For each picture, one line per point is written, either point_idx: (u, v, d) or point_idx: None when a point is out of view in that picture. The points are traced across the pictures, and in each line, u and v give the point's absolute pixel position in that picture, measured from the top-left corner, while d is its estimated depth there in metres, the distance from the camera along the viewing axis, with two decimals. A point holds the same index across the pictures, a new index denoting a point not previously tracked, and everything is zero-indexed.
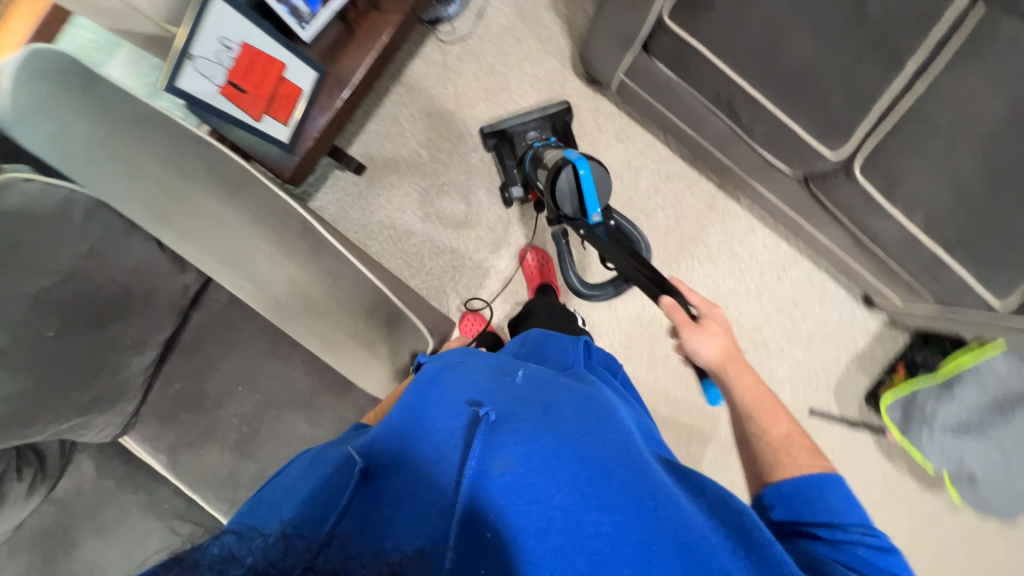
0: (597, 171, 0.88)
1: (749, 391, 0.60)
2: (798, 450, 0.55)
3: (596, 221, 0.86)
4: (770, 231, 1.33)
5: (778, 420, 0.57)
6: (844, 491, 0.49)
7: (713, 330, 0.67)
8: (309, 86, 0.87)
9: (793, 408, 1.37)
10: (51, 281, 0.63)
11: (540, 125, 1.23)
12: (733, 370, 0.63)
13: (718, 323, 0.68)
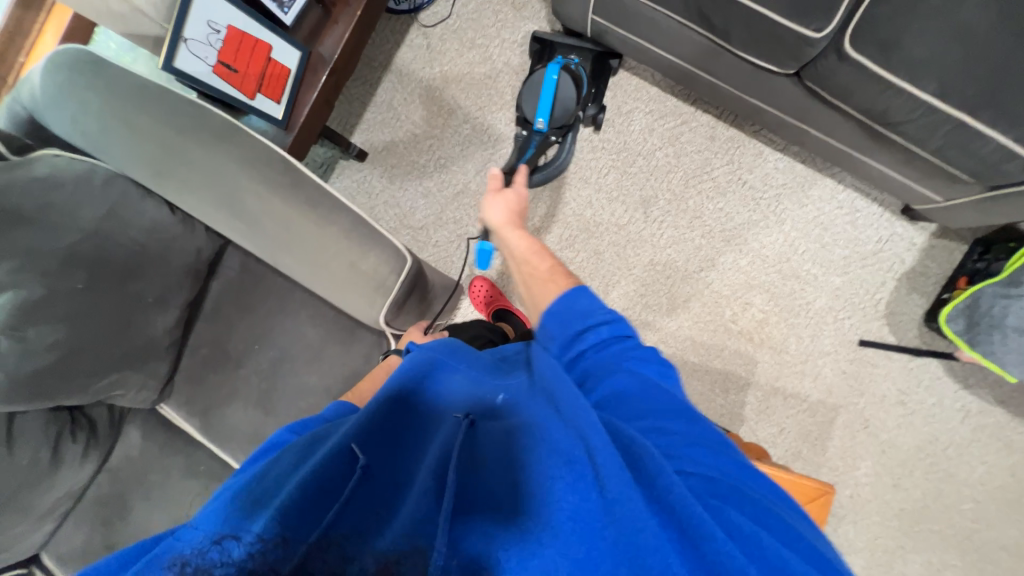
0: (562, 92, 1.18)
1: (519, 241, 0.75)
2: (547, 273, 0.67)
3: (540, 127, 1.18)
4: (782, 154, 1.26)
5: (546, 283, 0.65)
6: (577, 290, 0.58)
7: (495, 205, 0.82)
8: (296, 65, 0.96)
9: (840, 341, 1.25)
10: (79, 237, 0.72)
11: (581, 53, 1.25)
12: (509, 226, 0.79)
13: (504, 206, 0.81)
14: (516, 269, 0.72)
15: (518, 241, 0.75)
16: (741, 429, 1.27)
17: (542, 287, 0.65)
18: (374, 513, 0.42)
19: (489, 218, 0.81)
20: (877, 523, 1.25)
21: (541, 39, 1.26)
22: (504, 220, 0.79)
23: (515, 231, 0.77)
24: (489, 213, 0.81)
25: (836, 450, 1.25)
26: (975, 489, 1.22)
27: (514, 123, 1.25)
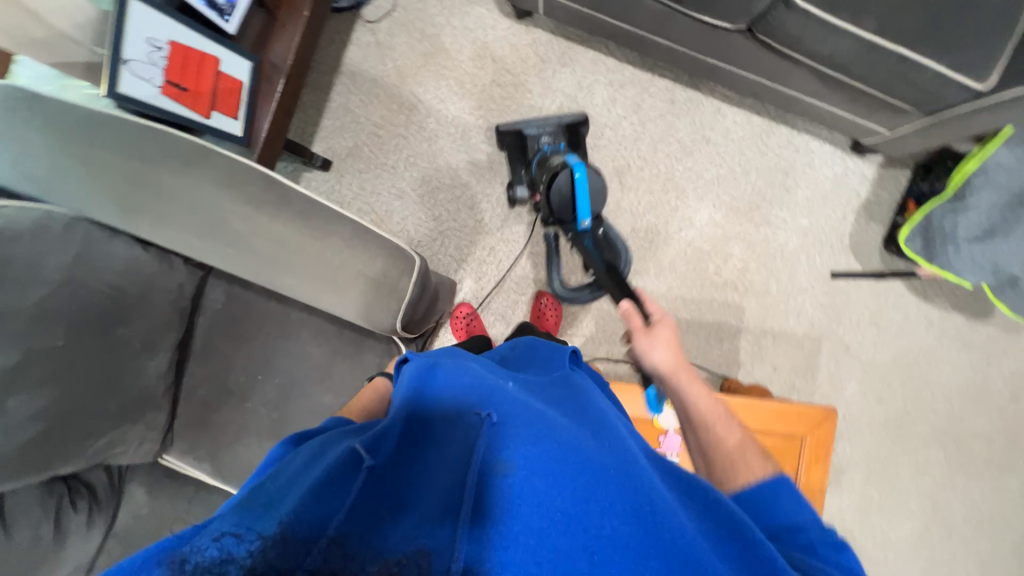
0: (591, 179, 0.97)
1: (701, 395, 0.68)
2: (738, 445, 0.60)
3: (585, 226, 0.95)
4: (738, 108, 1.31)
5: (743, 458, 0.59)
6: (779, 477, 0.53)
7: (660, 343, 0.74)
8: (248, 76, 0.90)
9: (815, 277, 1.34)
10: (48, 289, 0.66)
11: (552, 130, 1.21)
12: (684, 373, 0.71)
13: (659, 341, 0.74)
14: (693, 430, 0.66)
15: (698, 393, 0.68)
16: (739, 373, 1.35)
17: (748, 459, 0.58)
18: (380, 515, 0.40)
19: (657, 363, 0.73)
20: (869, 436, 1.36)
21: (503, 129, 1.24)
22: (678, 365, 0.72)
23: (701, 386, 0.69)
24: (655, 358, 0.73)
25: (825, 377, 1.35)
26: (946, 388, 1.35)
27: (556, 287, 1.12)
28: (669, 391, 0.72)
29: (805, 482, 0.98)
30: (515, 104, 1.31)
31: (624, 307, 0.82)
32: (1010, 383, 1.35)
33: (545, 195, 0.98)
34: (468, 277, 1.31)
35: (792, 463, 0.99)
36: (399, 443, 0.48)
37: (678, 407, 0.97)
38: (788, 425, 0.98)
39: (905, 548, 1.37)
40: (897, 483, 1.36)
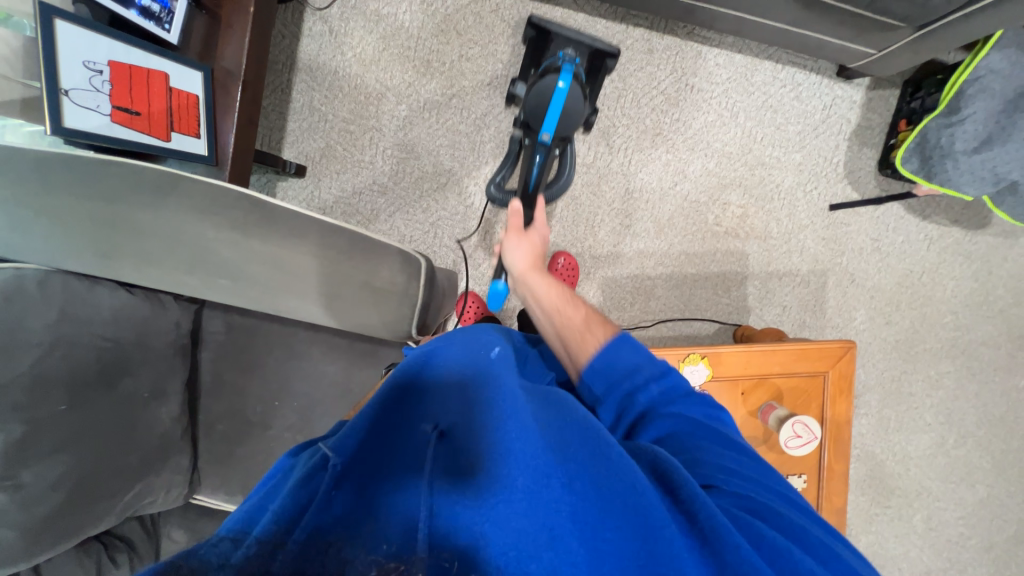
0: (573, 94, 1.03)
1: (546, 286, 0.82)
2: (582, 320, 0.72)
3: (545, 140, 1.06)
4: (719, 49, 1.26)
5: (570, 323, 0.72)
6: (625, 341, 0.63)
7: (513, 252, 0.93)
8: (201, 87, 0.83)
9: (814, 212, 1.33)
10: (38, 353, 0.61)
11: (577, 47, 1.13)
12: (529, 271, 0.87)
13: (514, 249, 0.93)
14: (545, 315, 0.78)
15: (543, 286, 0.83)
16: (750, 319, 1.35)
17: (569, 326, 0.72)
18: (359, 524, 0.39)
19: (512, 263, 0.92)
20: (881, 360, 1.39)
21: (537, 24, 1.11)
22: (527, 265, 0.89)
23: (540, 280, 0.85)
24: (511, 258, 0.93)
25: (834, 309, 1.36)
26: (951, 303, 1.37)
27: (494, 189, 1.21)
28: (520, 284, 0.88)
29: (833, 417, 0.99)
30: (488, 77, 1.24)
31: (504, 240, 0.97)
32: (1011, 288, 1.38)
33: (528, 90, 1.05)
34: (469, 265, 1.28)
35: (818, 400, 1.00)
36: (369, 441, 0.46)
37: (700, 364, 0.96)
38: (810, 365, 0.99)
39: (924, 459, 1.42)
40: (912, 400, 1.40)
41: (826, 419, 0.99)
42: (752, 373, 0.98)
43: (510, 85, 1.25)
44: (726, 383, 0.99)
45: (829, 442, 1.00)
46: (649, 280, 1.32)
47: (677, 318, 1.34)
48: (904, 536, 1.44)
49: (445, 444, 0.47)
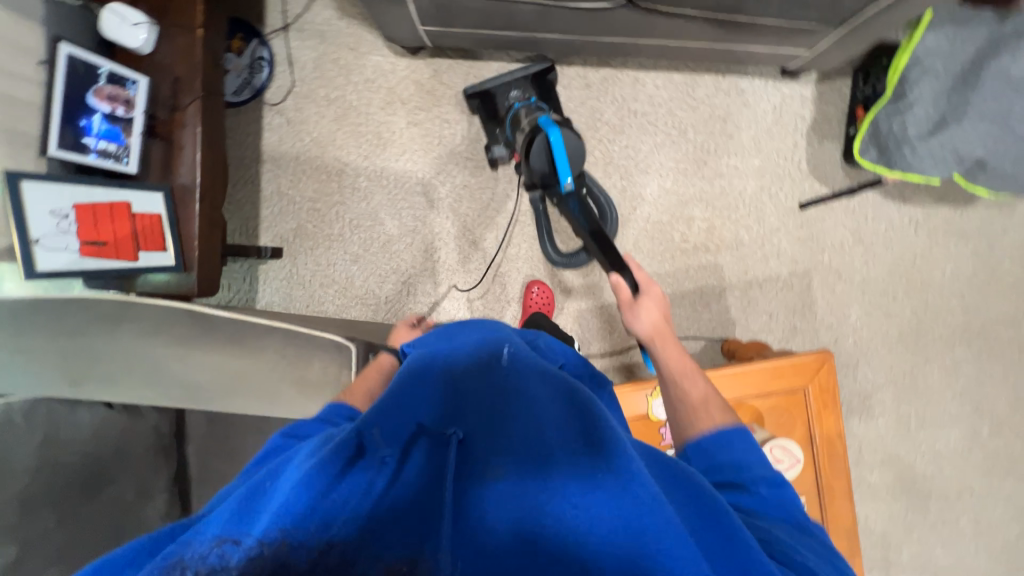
0: (569, 138, 1.01)
1: (673, 357, 0.78)
2: (707, 399, 0.70)
3: (568, 189, 1.01)
4: (656, 71, 1.28)
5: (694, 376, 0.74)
6: (741, 434, 0.63)
7: (649, 308, 0.87)
8: (163, 205, 0.92)
9: (784, 213, 1.29)
10: (24, 479, 0.68)
11: (523, 84, 1.23)
12: (660, 338, 0.82)
13: (653, 303, 0.87)
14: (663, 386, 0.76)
15: (672, 357, 0.78)
16: (736, 331, 1.31)
17: (715, 399, 0.71)
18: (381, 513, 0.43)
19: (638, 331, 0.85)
20: (888, 354, 1.31)
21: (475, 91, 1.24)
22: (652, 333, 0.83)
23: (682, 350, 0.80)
24: (637, 324, 0.86)
25: (824, 309, 1.30)
26: (954, 284, 1.29)
27: (556, 258, 1.26)
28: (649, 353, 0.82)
29: (821, 434, 0.95)
30: (437, 138, 1.31)
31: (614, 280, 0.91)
32: (1018, 259, 1.28)
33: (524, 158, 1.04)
34: (444, 317, 1.31)
35: (803, 417, 0.96)
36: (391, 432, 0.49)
37: None
38: (787, 383, 0.95)
39: (957, 455, 1.32)
40: (931, 393, 1.31)
41: (814, 436, 0.95)
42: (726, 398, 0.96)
43: (458, 142, 1.31)
44: None
45: (822, 460, 0.96)
46: None
47: None
48: (952, 540, 1.32)
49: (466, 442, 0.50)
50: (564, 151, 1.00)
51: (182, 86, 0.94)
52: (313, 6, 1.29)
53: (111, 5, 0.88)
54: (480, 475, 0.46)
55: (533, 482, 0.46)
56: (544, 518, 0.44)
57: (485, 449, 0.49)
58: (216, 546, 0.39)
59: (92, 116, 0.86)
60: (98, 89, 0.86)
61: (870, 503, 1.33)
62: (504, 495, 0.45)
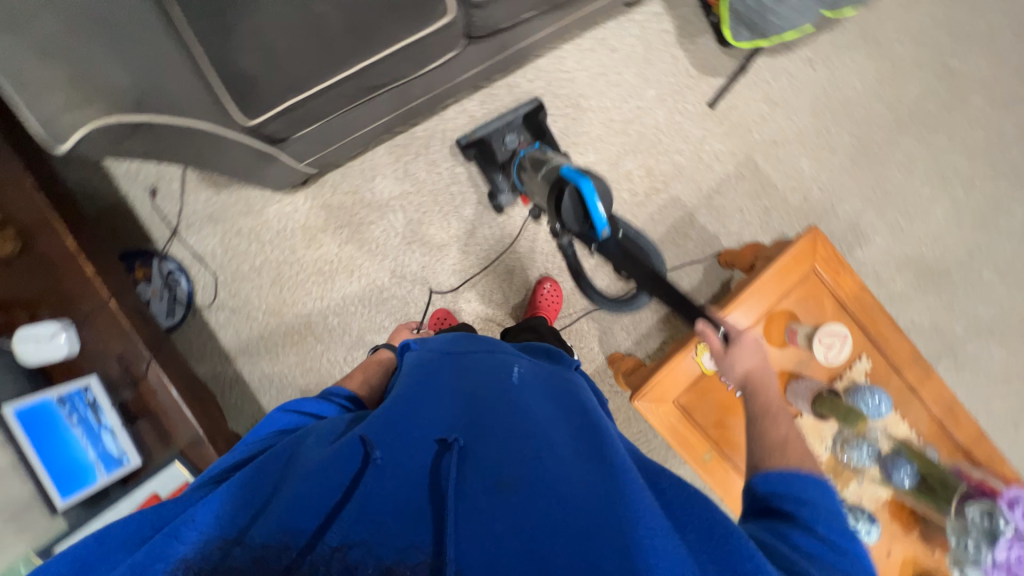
0: (601, 186, 0.83)
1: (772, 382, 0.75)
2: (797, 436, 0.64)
3: (603, 236, 0.83)
4: (522, 68, 1.29)
5: (779, 418, 0.66)
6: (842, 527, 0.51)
7: (747, 351, 0.79)
8: (184, 473, 0.87)
9: (702, 119, 1.33)
10: None
11: (517, 129, 1.25)
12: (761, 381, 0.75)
13: (750, 352, 0.79)
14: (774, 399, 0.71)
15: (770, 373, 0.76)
16: (723, 239, 1.36)
17: (800, 445, 0.61)
18: (376, 521, 0.41)
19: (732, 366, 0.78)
20: (852, 182, 1.38)
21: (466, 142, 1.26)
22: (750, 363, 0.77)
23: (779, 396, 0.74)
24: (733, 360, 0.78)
25: (781, 178, 1.36)
26: (869, 92, 1.36)
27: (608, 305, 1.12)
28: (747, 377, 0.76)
29: (849, 297, 1.01)
30: (373, 240, 1.29)
31: (700, 328, 0.81)
32: (906, 41, 1.36)
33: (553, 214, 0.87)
34: None
35: (824, 291, 1.02)
36: (396, 443, 0.48)
37: None
38: (797, 272, 1.01)
39: (952, 226, 1.40)
40: (903, 190, 1.39)
41: (844, 302, 1.01)
42: (758, 316, 1.01)
43: (394, 231, 1.30)
44: None
45: (861, 315, 1.02)
46: (622, 280, 1.35)
47: None
48: (988, 296, 1.42)
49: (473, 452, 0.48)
50: (595, 199, 0.81)
51: (130, 361, 0.90)
52: (188, 197, 1.24)
53: (18, 332, 0.83)
54: (495, 483, 0.45)
55: (547, 491, 0.44)
56: (557, 530, 0.41)
57: (496, 457, 0.48)
58: (216, 546, 0.41)
59: (91, 453, 0.83)
60: (81, 433, 0.83)
61: (910, 308, 1.41)
62: (520, 504, 0.43)
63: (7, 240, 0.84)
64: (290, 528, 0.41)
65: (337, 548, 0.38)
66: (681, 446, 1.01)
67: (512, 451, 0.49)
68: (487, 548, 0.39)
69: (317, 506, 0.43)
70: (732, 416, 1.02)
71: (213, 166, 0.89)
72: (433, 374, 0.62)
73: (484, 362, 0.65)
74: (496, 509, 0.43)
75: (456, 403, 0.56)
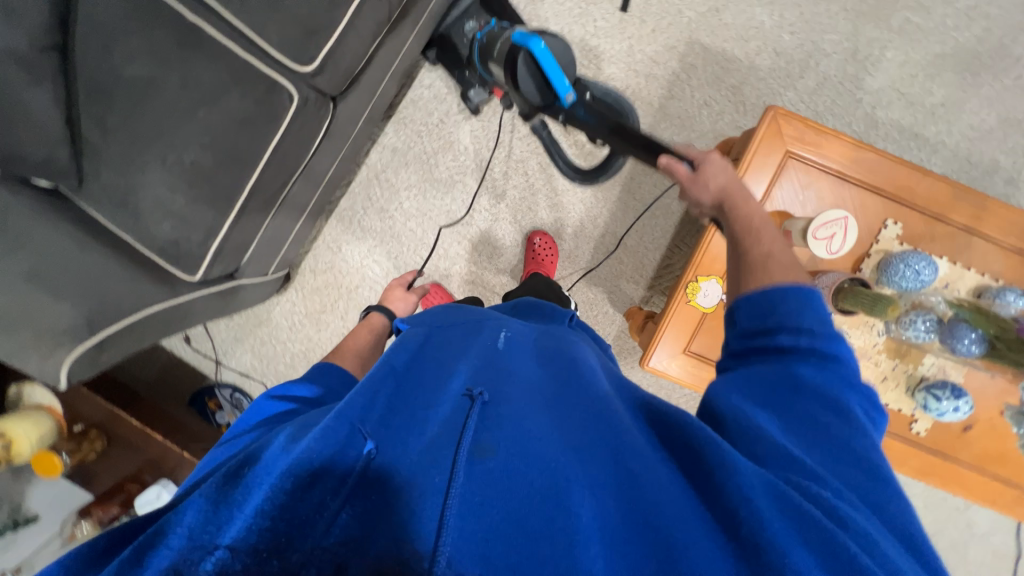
0: (555, 45, 0.78)
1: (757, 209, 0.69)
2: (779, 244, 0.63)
3: (570, 102, 0.80)
4: (418, 77, 1.23)
5: (761, 232, 0.65)
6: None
7: (716, 170, 0.73)
8: None
9: (621, 29, 1.16)
10: None
11: (474, 13, 1.04)
12: (738, 200, 0.71)
13: (719, 165, 0.73)
14: (750, 206, 0.70)
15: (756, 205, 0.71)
16: (699, 143, 1.20)
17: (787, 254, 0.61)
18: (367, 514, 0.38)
19: (704, 196, 0.73)
20: (830, 5, 1.12)
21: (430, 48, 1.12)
22: (733, 184, 0.72)
23: (758, 204, 0.71)
24: (715, 180, 0.72)
25: (739, 44, 1.15)
26: None
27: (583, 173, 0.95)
28: (731, 216, 0.70)
29: (843, 165, 0.85)
30: (365, 301, 1.36)
31: (665, 160, 0.74)
32: None
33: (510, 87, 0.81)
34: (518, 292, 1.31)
35: (811, 172, 0.87)
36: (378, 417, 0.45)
37: (708, 281, 0.90)
38: (769, 168, 0.86)
39: None
40: None
41: (838, 172, 0.86)
42: None
43: (378, 285, 1.35)
44: None
45: (866, 178, 0.86)
46: (607, 232, 1.27)
47: (658, 220, 1.25)
48: None
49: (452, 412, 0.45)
50: (553, 63, 0.76)
51: None
52: (211, 330, 1.41)
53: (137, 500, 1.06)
54: (479, 443, 0.42)
55: (530, 449, 0.41)
56: (545, 492, 0.38)
57: (483, 419, 0.44)
58: (205, 552, 0.37)
59: None
60: None
61: (965, 112, 1.13)
62: (505, 467, 0.40)
63: (93, 439, 1.06)
64: (277, 525, 0.38)
65: (327, 544, 0.37)
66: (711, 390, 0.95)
67: (500, 411, 0.45)
68: (477, 520, 0.36)
69: (296, 495, 0.39)
70: None
71: (196, 319, 0.98)
72: (417, 344, 0.59)
73: (466, 332, 0.63)
74: (483, 473, 0.39)
75: (439, 373, 0.53)
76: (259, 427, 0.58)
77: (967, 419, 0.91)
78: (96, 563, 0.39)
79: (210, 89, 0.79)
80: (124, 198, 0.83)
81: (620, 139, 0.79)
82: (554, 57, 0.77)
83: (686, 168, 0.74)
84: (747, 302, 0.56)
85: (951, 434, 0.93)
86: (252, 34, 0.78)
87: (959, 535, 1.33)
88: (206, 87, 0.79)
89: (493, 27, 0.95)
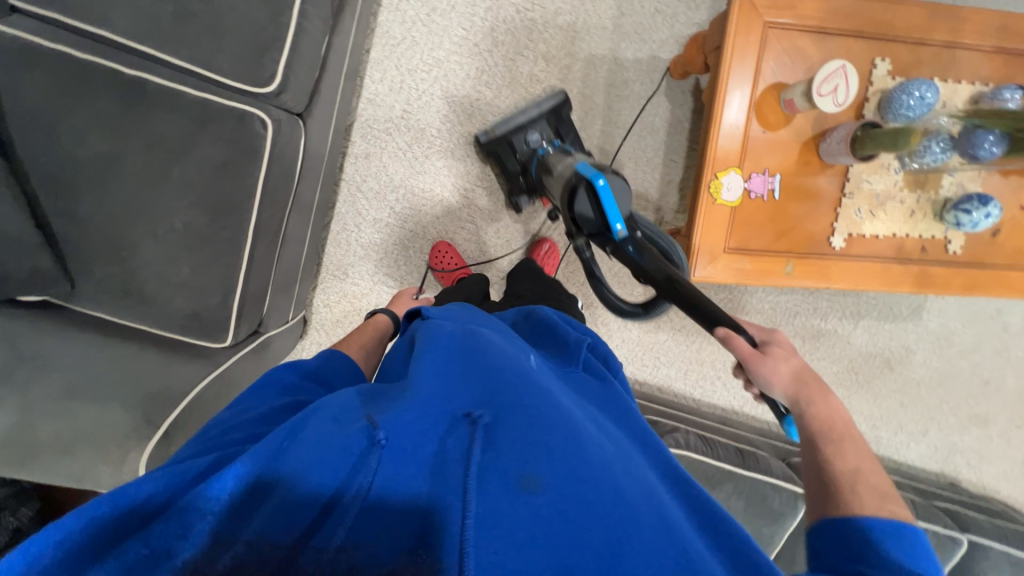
0: (620, 186, 0.70)
1: (833, 409, 0.62)
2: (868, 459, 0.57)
3: (620, 236, 0.69)
4: (367, 75, 1.18)
5: (847, 450, 0.58)
6: None
7: (784, 361, 0.65)
8: None
9: None
10: None
11: (539, 125, 1.09)
12: (808, 390, 0.63)
13: (787, 356, 0.65)
14: (824, 403, 0.63)
15: (833, 402, 0.63)
16: (664, 51, 1.19)
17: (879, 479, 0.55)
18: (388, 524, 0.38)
19: (769, 374, 0.64)
20: None
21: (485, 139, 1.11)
22: (805, 372, 0.65)
23: (839, 400, 0.63)
24: (777, 362, 0.64)
25: None
26: None
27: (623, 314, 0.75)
28: (802, 405, 0.63)
29: (822, 20, 0.86)
30: None
31: (722, 333, 0.64)
32: None
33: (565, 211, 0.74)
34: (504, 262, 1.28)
35: (792, 37, 0.87)
36: (418, 425, 0.44)
37: (729, 174, 0.90)
38: (753, 46, 0.86)
39: None
40: None
41: (819, 28, 0.86)
42: (745, 116, 0.89)
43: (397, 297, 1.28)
44: (747, 145, 0.90)
45: (847, 25, 0.86)
46: None
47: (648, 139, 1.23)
48: None
49: (489, 440, 0.43)
50: (615, 199, 0.68)
51: None
52: None
53: None
54: (517, 478, 0.40)
55: (571, 486, 0.40)
56: (581, 539, 0.38)
57: (523, 453, 0.42)
58: (226, 546, 0.37)
59: None
60: None
61: None
62: (541, 510, 0.39)
63: None
64: (293, 527, 0.38)
65: (342, 549, 0.37)
66: (761, 278, 0.94)
67: (537, 440, 0.43)
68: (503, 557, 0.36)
69: (322, 505, 0.39)
70: (781, 219, 0.94)
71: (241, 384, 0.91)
72: (452, 336, 0.57)
73: (494, 332, 0.62)
74: (517, 515, 0.38)
75: (474, 377, 0.50)
76: (274, 399, 0.57)
77: (995, 224, 0.95)
78: (119, 530, 0.38)
79: (177, 141, 0.74)
80: (128, 284, 0.78)
81: (668, 291, 0.65)
82: (616, 194, 0.69)
83: (748, 345, 0.65)
84: (835, 531, 0.50)
85: (983, 243, 0.97)
86: (205, 72, 0.74)
87: (1001, 339, 1.40)
88: (171, 139, 0.74)
89: (559, 150, 1.02)
